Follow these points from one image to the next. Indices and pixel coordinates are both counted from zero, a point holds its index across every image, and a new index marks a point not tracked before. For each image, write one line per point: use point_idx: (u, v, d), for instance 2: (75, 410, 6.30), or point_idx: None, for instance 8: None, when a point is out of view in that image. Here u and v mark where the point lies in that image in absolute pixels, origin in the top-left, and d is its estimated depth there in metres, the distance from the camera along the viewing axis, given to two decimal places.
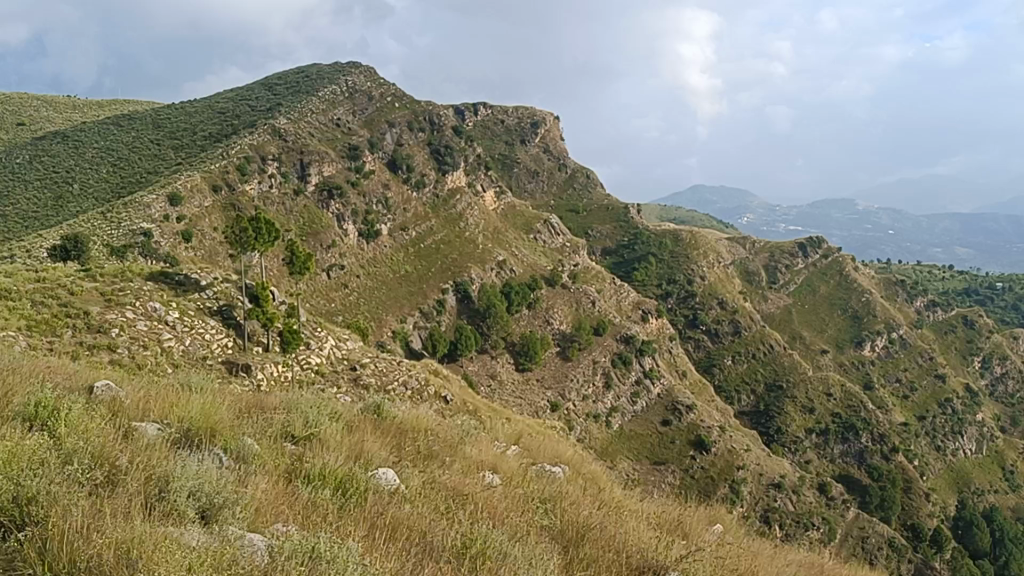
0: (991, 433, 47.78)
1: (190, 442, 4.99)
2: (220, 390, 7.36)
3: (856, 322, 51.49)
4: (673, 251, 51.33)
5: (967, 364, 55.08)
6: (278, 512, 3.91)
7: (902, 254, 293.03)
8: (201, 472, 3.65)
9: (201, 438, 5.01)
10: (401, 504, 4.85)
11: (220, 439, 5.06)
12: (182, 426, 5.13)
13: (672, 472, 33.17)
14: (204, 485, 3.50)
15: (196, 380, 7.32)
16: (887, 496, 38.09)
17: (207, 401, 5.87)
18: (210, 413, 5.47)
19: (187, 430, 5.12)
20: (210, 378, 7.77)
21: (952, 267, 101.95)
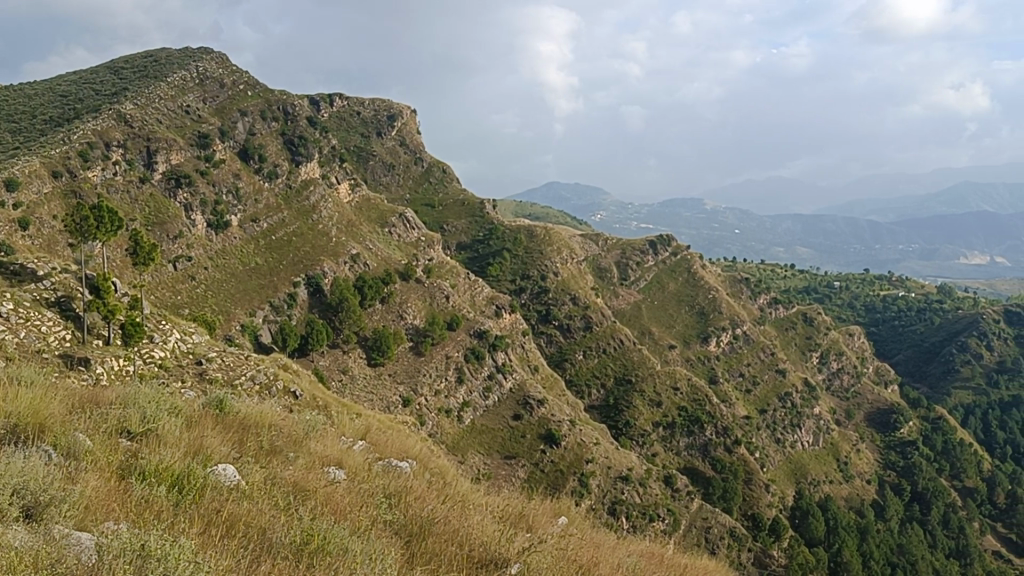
0: (827, 426, 49.67)
1: (15, 440, 4.72)
2: (50, 383, 6.98)
3: (703, 318, 52.72)
4: (527, 246, 51.59)
5: (806, 359, 57.03)
6: (109, 510, 3.76)
7: (746, 253, 301.95)
8: (26, 468, 3.50)
9: (29, 435, 4.77)
10: (242, 499, 4.74)
11: (50, 434, 4.83)
12: (8, 422, 4.85)
13: (522, 465, 33.16)
14: (28, 485, 3.35)
15: (23, 373, 6.91)
16: (728, 487, 39.27)
17: (37, 395, 5.58)
18: (38, 408, 5.19)
19: (14, 425, 4.87)
20: (40, 372, 7.35)
21: (792, 266, 105.42)
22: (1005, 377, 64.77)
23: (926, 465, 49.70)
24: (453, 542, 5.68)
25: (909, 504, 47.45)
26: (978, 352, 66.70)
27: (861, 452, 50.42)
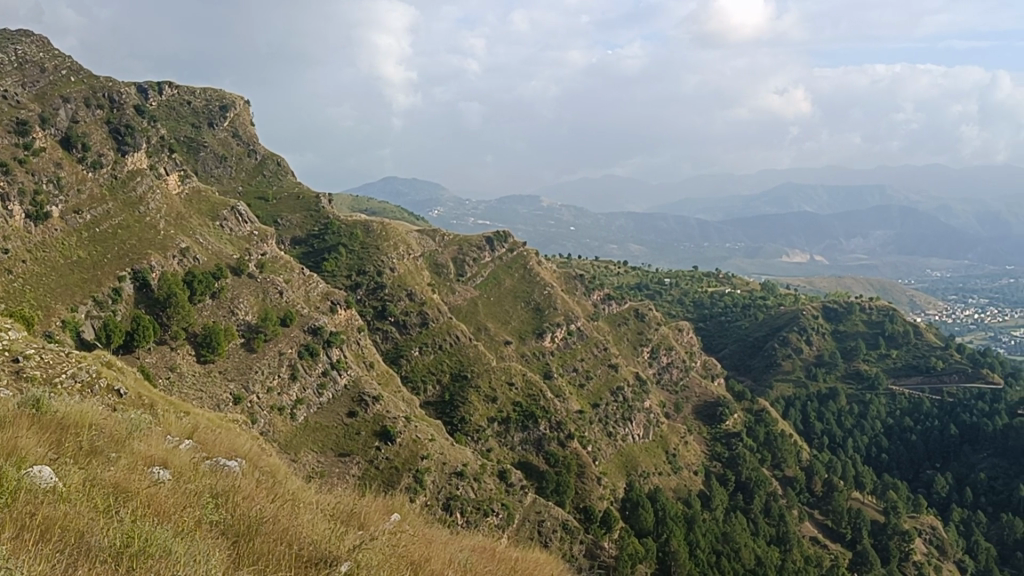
0: (656, 419, 50.94)
1: None
2: None
3: (538, 314, 53.26)
4: (363, 241, 51.02)
5: (637, 354, 58.26)
6: None
7: (582, 248, 306.55)
8: None
9: None
10: (57, 508, 4.76)
11: None
12: None
13: (356, 462, 32.77)
14: None
15: None
16: (561, 481, 39.81)
17: None
18: None
19: None
20: None
21: (625, 263, 107.50)
22: (823, 370, 67.69)
23: (749, 456, 51.49)
24: (282, 541, 5.99)
25: (733, 494, 48.76)
26: (798, 346, 69.47)
27: (688, 444, 51.78)
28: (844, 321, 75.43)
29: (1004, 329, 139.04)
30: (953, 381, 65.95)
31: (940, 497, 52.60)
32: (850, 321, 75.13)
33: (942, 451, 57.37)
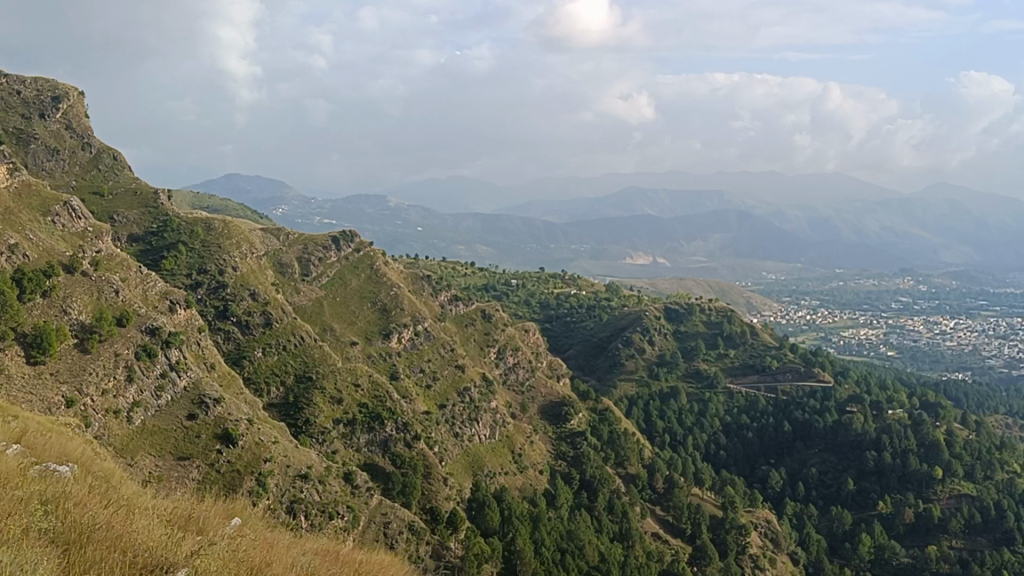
0: (502, 419, 51.18)
1: None
2: None
3: (385, 315, 52.77)
4: (204, 239, 49.34)
5: (484, 354, 58.29)
6: None
7: (428, 249, 305.57)
8: None
9: None
10: None
11: None
12: None
13: (196, 466, 31.84)
14: None
15: None
16: (408, 482, 39.55)
17: None
18: None
19: None
20: None
21: (472, 265, 107.57)
22: (664, 369, 69.18)
23: (593, 454, 52.20)
24: (116, 548, 6.11)
25: (578, 492, 49.25)
26: (641, 346, 70.82)
27: (534, 443, 52.11)
28: (685, 321, 77.34)
29: (832, 329, 145.21)
30: (786, 379, 68.42)
31: (774, 492, 54.29)
32: (689, 322, 77.07)
33: (776, 447, 59.44)
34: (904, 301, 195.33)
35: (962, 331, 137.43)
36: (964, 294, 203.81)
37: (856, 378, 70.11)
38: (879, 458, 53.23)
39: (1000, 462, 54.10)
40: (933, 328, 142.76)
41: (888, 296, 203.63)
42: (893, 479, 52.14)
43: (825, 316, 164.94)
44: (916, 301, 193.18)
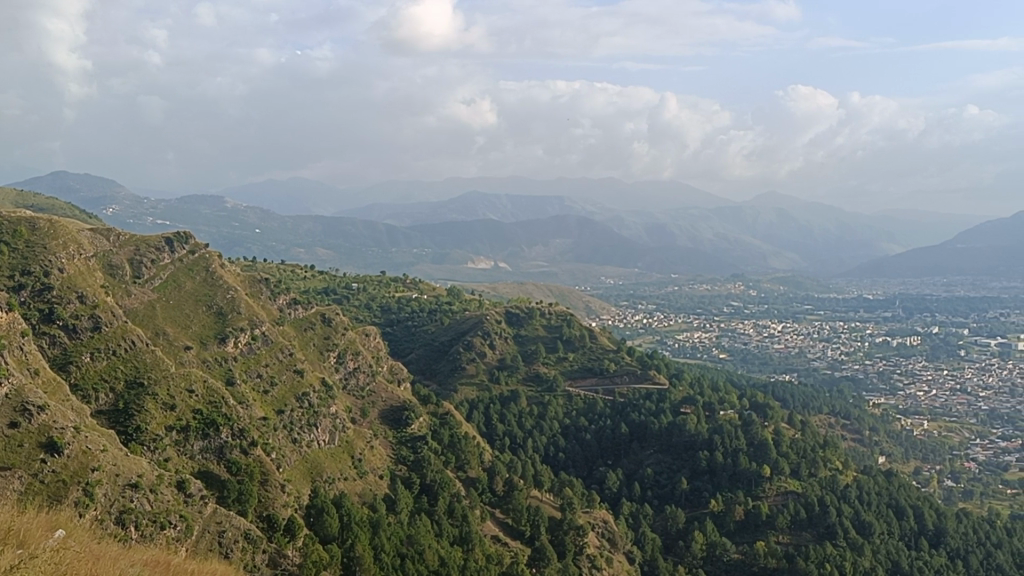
0: (342, 425, 50.35)
1: None
2: None
3: (221, 319, 50.88)
4: (29, 239, 45.32)
5: (324, 359, 56.45)
6: None
7: (267, 251, 298.81)
8: None
9: None
10: None
11: None
12: None
13: (18, 476, 30.23)
14: None
15: None
16: (244, 489, 38.49)
17: None
18: None
19: None
20: None
21: (311, 267, 105.54)
22: (505, 372, 69.29)
23: (433, 458, 51.92)
24: None
25: (418, 496, 48.88)
26: (481, 350, 70.79)
27: (374, 448, 51.38)
28: (525, 325, 77.92)
29: (667, 333, 148.99)
30: (623, 382, 69.69)
31: (611, 492, 55.07)
32: (529, 326, 77.66)
33: (613, 448, 60.35)
34: (735, 306, 201.99)
35: (790, 334, 143.16)
36: (791, 299, 212.19)
37: (690, 380, 72.02)
38: (711, 458, 54.70)
39: (823, 460, 56.51)
40: (762, 332, 148.02)
41: (720, 301, 210.21)
42: (724, 478, 53.57)
43: (660, 319, 168.90)
44: (746, 306, 200.03)
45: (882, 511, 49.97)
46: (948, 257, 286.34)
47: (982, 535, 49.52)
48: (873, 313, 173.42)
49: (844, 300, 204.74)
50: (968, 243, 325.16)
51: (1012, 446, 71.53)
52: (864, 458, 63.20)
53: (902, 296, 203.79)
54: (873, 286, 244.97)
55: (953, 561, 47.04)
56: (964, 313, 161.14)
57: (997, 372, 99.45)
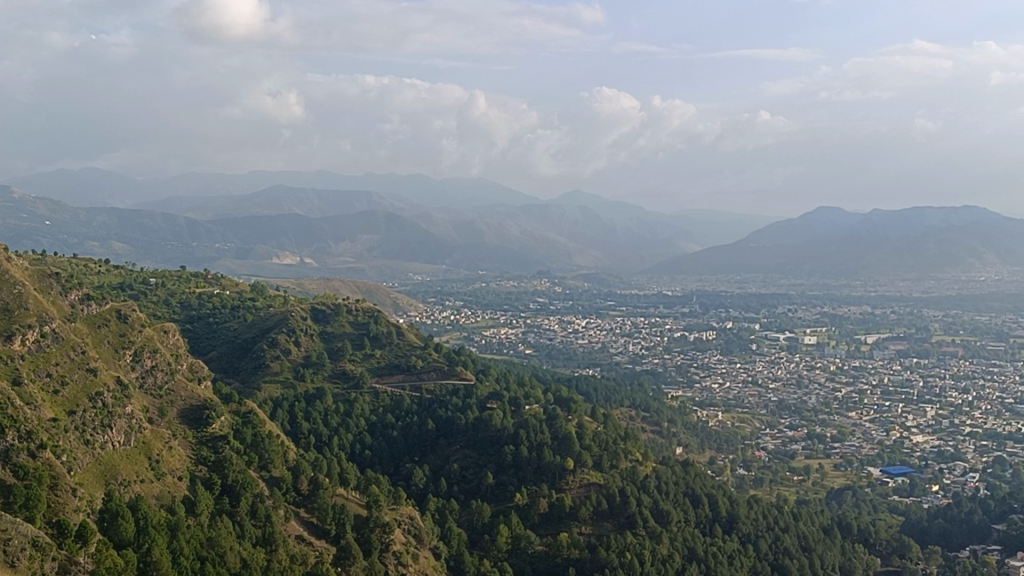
0: (138, 424, 48.18)
1: None
2: None
3: (6, 315, 47.70)
4: None
5: (119, 357, 53.90)
6: None
7: (56, 244, 283.00)
8: None
9: None
10: None
11: None
12: None
13: None
14: None
15: None
16: (32, 495, 36.25)
17: None
18: None
19: None
20: None
21: (103, 259, 100.50)
22: (310, 370, 67.83)
23: (235, 458, 50.42)
24: None
25: (218, 498, 47.11)
26: (286, 348, 68.99)
27: (171, 448, 49.37)
28: (331, 322, 76.66)
29: (474, 329, 149.46)
30: (431, 378, 69.68)
31: (417, 489, 54.44)
32: (336, 323, 76.51)
33: (419, 445, 60.02)
34: (539, 302, 204.36)
35: (594, 330, 145.40)
36: (595, 295, 216.35)
37: (497, 376, 72.52)
38: (516, 452, 55.22)
39: (623, 452, 57.99)
40: (566, 327, 150.54)
41: (526, 297, 212.06)
42: (529, 472, 54.43)
43: (467, 315, 169.44)
44: (551, 301, 202.48)
45: (679, 500, 51.42)
46: (740, 255, 298.60)
47: (772, 520, 51.78)
48: (672, 309, 179.30)
49: (645, 296, 210.37)
50: (759, 242, 340.57)
51: (798, 435, 75.19)
52: (663, 449, 65.04)
53: (698, 292, 211.77)
54: (672, 282, 253.55)
55: (744, 546, 49.10)
56: (755, 308, 168.60)
57: (786, 365, 104.35)
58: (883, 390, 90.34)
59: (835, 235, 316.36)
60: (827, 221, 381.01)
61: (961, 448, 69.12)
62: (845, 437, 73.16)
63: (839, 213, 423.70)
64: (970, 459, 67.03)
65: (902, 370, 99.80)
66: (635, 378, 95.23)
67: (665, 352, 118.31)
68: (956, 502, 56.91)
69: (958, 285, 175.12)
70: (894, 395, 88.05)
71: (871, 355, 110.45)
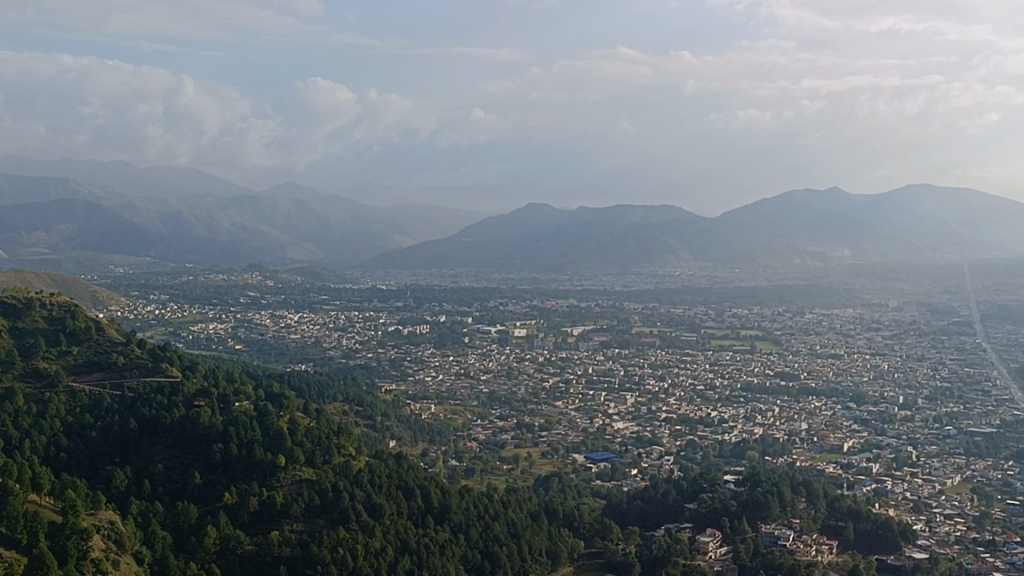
0: None
1: None
2: None
3: None
4: None
5: None
6: None
7: None
8: None
9: None
10: None
11: None
12: None
13: None
14: None
15: None
16: None
17: None
18: None
19: None
20: None
21: None
22: None
23: None
24: None
25: None
26: None
27: None
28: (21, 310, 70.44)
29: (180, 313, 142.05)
30: None
31: None
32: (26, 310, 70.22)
33: None
34: (231, 280, 186.41)
35: (306, 323, 128.75)
36: (302, 273, 206.12)
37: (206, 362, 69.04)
38: None
39: None
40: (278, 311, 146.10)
41: (230, 272, 197.90)
42: None
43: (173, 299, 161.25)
44: (261, 279, 189.28)
45: None
46: (448, 248, 296.18)
47: None
48: (387, 293, 178.23)
49: (356, 284, 201.30)
50: (471, 235, 345.53)
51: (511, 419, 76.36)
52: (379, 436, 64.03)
53: (412, 280, 211.81)
54: (385, 268, 252.57)
55: None
56: (465, 297, 164.81)
57: (496, 357, 98.37)
58: (588, 378, 85.35)
59: (543, 230, 325.89)
60: (529, 218, 390.30)
61: (669, 407, 69.63)
62: (561, 404, 70.98)
63: (545, 210, 437.54)
64: (676, 409, 68.48)
65: (605, 361, 97.60)
66: (348, 361, 93.63)
67: (382, 335, 117.01)
68: (672, 441, 57.49)
69: (653, 281, 182.70)
70: (599, 383, 82.58)
71: (577, 345, 110.15)
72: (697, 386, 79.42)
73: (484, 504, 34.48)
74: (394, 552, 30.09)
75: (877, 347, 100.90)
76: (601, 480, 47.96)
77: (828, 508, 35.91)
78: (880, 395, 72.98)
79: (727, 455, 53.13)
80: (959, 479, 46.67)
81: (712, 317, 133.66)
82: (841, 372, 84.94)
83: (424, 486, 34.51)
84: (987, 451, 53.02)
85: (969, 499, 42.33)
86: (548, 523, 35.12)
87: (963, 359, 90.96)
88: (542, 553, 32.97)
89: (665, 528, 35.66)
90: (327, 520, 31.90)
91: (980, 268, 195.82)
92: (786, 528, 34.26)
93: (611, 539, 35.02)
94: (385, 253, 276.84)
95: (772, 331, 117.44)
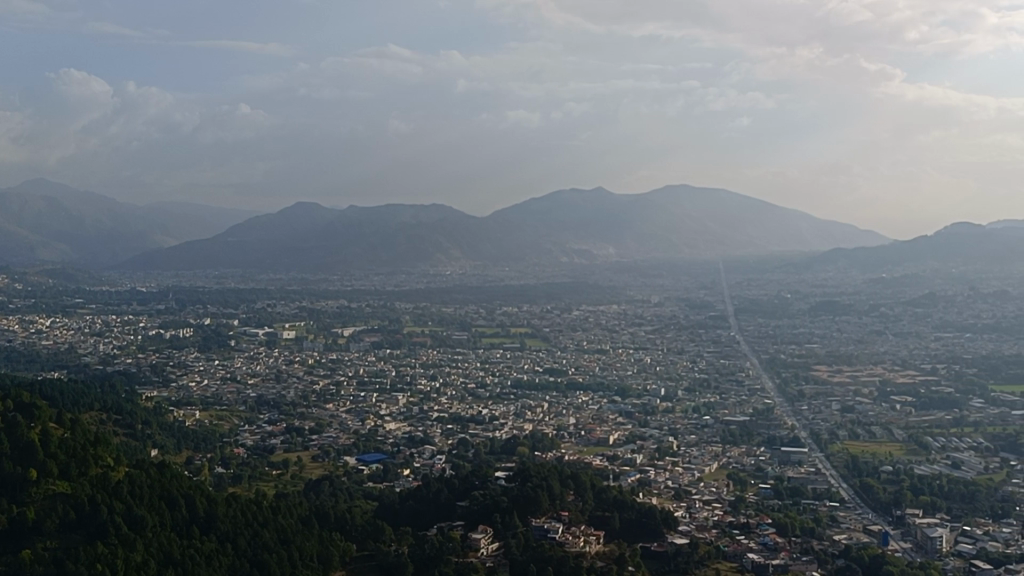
0: None
1: None
2: None
3: None
4: None
5: None
6: None
7: None
8: None
9: None
10: None
11: None
12: None
13: None
14: None
15: None
16: None
17: None
18: None
19: None
20: None
21: None
22: None
23: None
24: None
25: None
26: None
27: None
28: None
29: None
30: None
31: None
32: None
33: None
34: None
35: (59, 328, 121.30)
36: (55, 275, 194.17)
37: None
38: None
39: None
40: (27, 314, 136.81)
41: None
42: None
43: None
44: (9, 281, 177.05)
45: None
46: (214, 247, 286.63)
47: None
48: (147, 295, 170.42)
49: (115, 286, 191.52)
50: (239, 235, 335.74)
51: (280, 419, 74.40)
52: None
53: (174, 282, 203.34)
54: (147, 268, 241.47)
55: None
56: (230, 299, 159.66)
57: (263, 361, 95.82)
58: (359, 380, 84.40)
59: (312, 230, 320.62)
60: (297, 217, 383.46)
61: (441, 406, 69.82)
62: (331, 407, 69.84)
63: (314, 209, 431.07)
64: (448, 409, 68.75)
65: (376, 361, 96.99)
66: (105, 368, 88.63)
67: (144, 339, 111.52)
68: (443, 440, 57.64)
69: (425, 280, 182.74)
70: (369, 385, 81.86)
71: (348, 346, 108.83)
72: (468, 385, 80.14)
73: (253, 511, 33.47)
74: (156, 565, 28.74)
75: (640, 342, 104.76)
76: (374, 482, 47.51)
77: (595, 499, 36.85)
78: (642, 388, 75.76)
79: (496, 451, 53.64)
80: (714, 466, 48.94)
81: (484, 315, 135.22)
82: (606, 367, 87.68)
83: (188, 495, 33.11)
84: (740, 439, 55.90)
85: (725, 485, 44.43)
86: (318, 528, 34.50)
87: (718, 351, 95.72)
88: (314, 557, 32.28)
89: (438, 527, 35.69)
90: (83, 537, 30.13)
91: (734, 264, 206.87)
92: (555, 521, 34.91)
93: (384, 541, 34.61)
94: (147, 255, 264.91)
95: (541, 328, 119.77)
